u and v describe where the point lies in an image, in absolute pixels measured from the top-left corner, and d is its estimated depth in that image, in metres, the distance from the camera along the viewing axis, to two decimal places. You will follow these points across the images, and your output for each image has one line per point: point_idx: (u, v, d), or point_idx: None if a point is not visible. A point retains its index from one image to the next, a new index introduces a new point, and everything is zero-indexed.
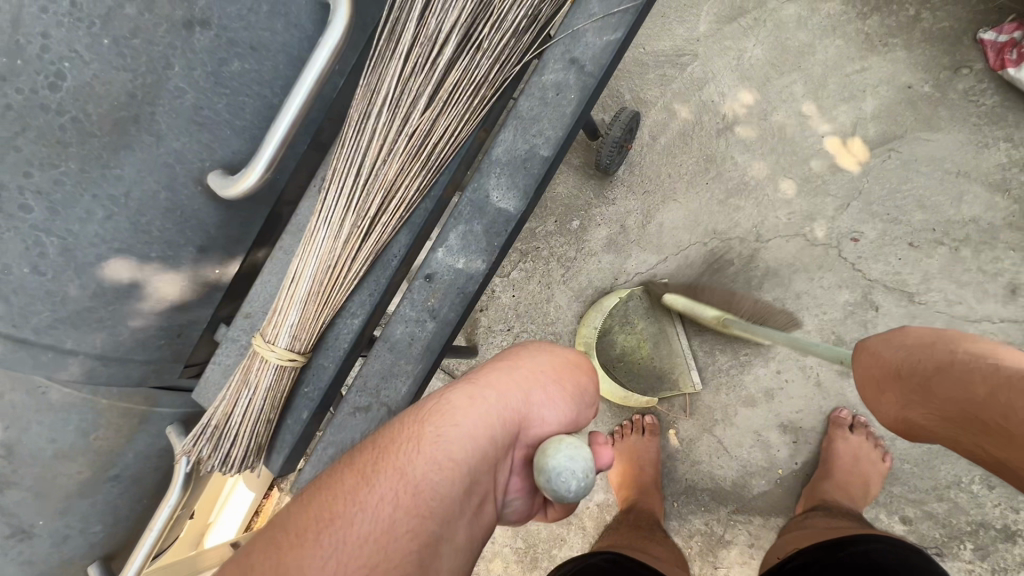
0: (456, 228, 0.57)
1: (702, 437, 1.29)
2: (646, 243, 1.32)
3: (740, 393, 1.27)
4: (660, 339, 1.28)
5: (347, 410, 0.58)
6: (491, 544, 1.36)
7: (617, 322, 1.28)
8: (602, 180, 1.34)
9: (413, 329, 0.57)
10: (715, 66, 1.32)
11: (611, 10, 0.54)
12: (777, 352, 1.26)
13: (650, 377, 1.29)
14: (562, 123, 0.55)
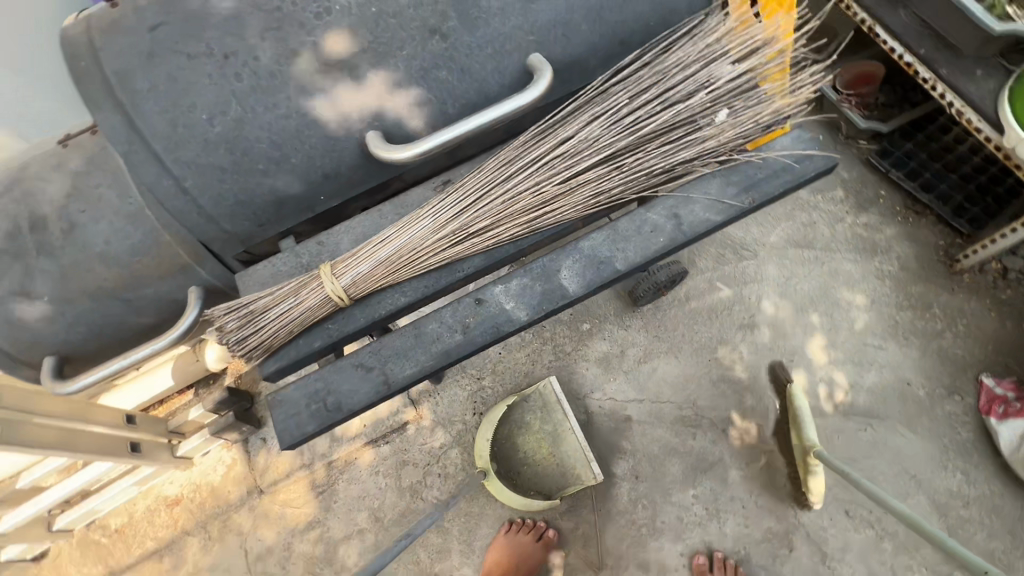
0: (520, 278, 0.67)
1: (583, 569, 1.34)
2: (633, 379, 1.44)
3: (641, 550, 1.33)
4: (557, 436, 1.38)
5: (354, 362, 0.65)
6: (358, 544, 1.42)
7: (513, 425, 1.40)
8: (626, 309, 1.48)
9: (443, 332, 0.65)
10: (762, 275, 1.51)
11: (724, 198, 0.67)
12: (688, 535, 1.32)
13: (557, 475, 1.36)
14: (643, 254, 0.66)
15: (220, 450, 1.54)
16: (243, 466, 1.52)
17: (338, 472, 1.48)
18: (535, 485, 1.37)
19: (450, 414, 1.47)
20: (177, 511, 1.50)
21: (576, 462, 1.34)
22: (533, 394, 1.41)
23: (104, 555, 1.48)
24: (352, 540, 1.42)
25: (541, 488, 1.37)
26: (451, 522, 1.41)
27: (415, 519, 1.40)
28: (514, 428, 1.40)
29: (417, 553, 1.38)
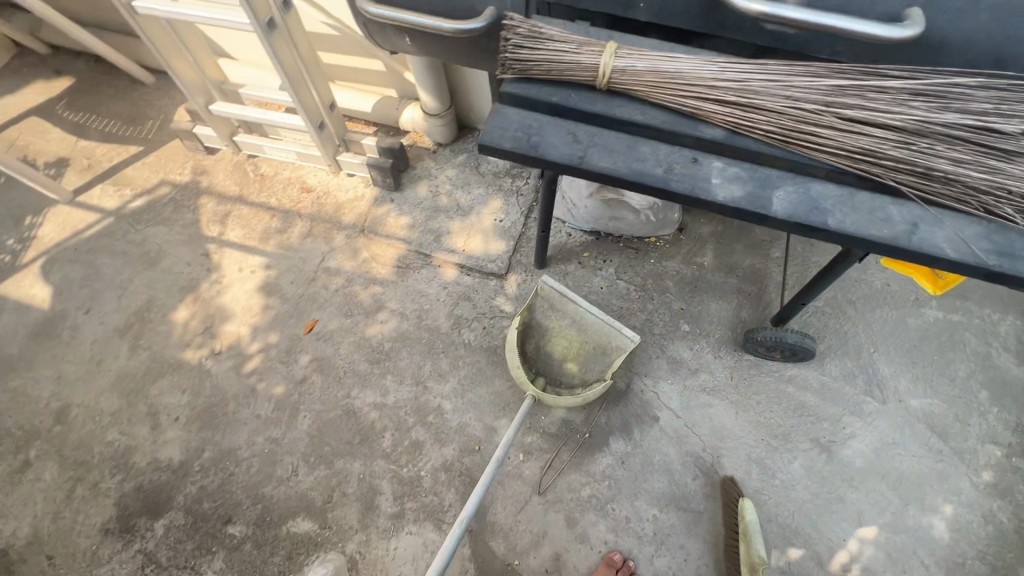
0: (736, 171, 0.95)
1: (538, 468, 1.55)
2: (684, 395, 1.61)
3: (593, 504, 1.50)
4: (579, 322, 1.55)
5: (594, 138, 0.98)
6: (418, 324, 1.74)
7: (539, 328, 1.62)
8: (729, 350, 1.66)
9: (646, 164, 0.95)
10: (871, 430, 1.55)
11: (926, 226, 0.90)
12: (635, 525, 1.48)
13: (597, 358, 1.56)
14: (842, 220, 0.90)
15: (359, 181, 1.99)
16: (365, 203, 1.95)
17: (455, 275, 1.81)
18: (589, 372, 1.58)
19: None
20: (304, 194, 1.98)
21: (609, 340, 1.49)
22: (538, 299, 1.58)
23: (261, 182, 2.02)
24: (424, 321, 1.74)
25: (590, 376, 1.58)
26: (489, 367, 1.67)
27: (471, 342, 1.71)
28: (542, 333, 1.62)
29: (459, 368, 1.68)
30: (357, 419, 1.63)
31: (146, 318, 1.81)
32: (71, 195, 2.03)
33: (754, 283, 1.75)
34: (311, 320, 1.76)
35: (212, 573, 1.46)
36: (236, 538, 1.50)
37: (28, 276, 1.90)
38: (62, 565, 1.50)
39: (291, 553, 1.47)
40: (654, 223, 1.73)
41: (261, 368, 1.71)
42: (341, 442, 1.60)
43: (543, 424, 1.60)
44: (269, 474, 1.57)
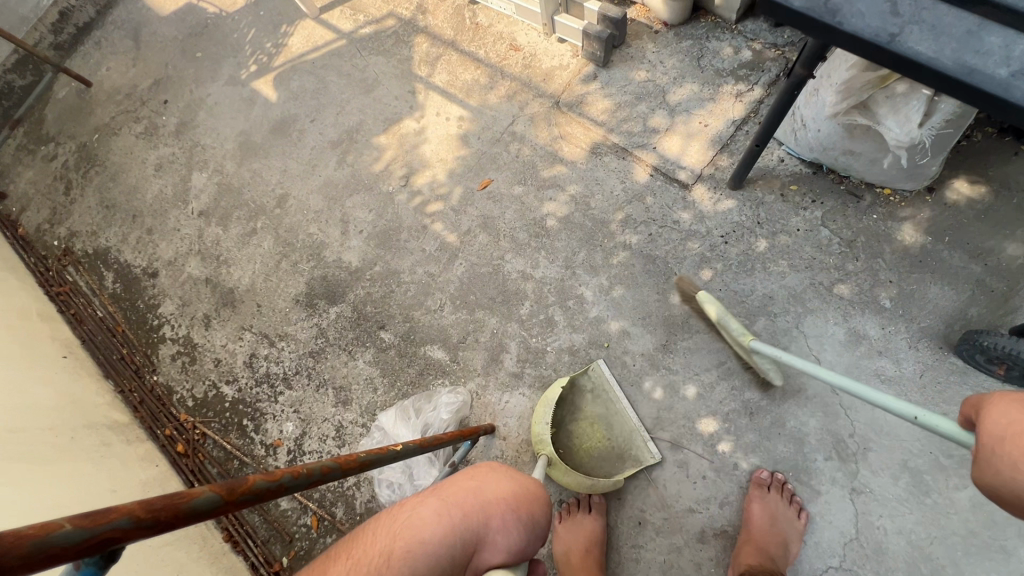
0: None
1: (659, 384, 1.52)
2: (851, 373, 1.42)
3: (704, 437, 1.46)
4: (610, 417, 1.53)
5: (917, 9, 0.77)
6: (584, 212, 1.71)
7: (568, 405, 1.56)
8: (931, 344, 1.39)
9: (985, 60, 0.74)
10: None
11: None
12: (739, 473, 1.42)
13: (610, 462, 1.50)
14: None
15: (568, 49, 1.90)
16: (568, 74, 1.87)
17: (636, 172, 1.71)
18: (594, 471, 1.50)
19: (724, 228, 1.59)
20: (511, 52, 1.95)
21: (629, 447, 1.49)
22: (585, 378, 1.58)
23: (475, 30, 2.02)
24: (592, 209, 1.71)
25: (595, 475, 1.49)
26: (641, 274, 1.61)
27: (632, 244, 1.64)
28: (567, 411, 1.56)
29: (610, 264, 1.65)
30: (503, 282, 1.72)
31: (355, 139, 2.02)
32: (317, 11, 2.24)
33: (1004, 279, 1.38)
34: (487, 179, 1.83)
35: (363, 361, 1.76)
36: (386, 342, 1.76)
37: (276, 78, 2.21)
38: (266, 314, 1.91)
39: (423, 370, 1.70)
40: (899, 170, 1.40)
41: (436, 210, 1.85)
42: (486, 297, 1.72)
43: (679, 346, 1.54)
44: (421, 302, 1.77)
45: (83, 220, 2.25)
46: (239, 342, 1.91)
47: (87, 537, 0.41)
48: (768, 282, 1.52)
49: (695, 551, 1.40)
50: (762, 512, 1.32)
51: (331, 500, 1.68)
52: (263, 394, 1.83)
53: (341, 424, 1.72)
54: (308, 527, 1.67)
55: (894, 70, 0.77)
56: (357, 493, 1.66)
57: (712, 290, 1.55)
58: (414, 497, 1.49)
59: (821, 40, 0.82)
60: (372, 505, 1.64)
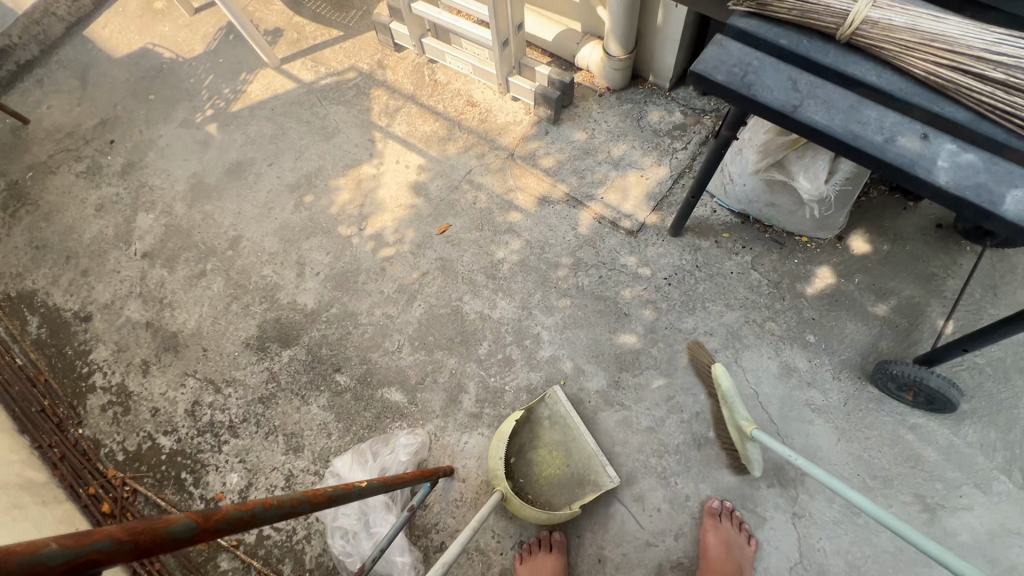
0: (969, 158, 0.85)
1: (613, 419, 1.58)
2: (785, 403, 1.54)
3: (657, 470, 1.52)
4: (568, 443, 1.56)
5: (810, 88, 0.94)
6: (539, 255, 1.80)
7: (527, 434, 1.59)
8: (851, 375, 1.54)
9: (866, 128, 0.90)
10: (993, 510, 1.37)
11: None
12: (692, 504, 1.48)
13: (571, 489, 1.51)
14: None
15: (521, 107, 2.05)
16: (521, 129, 2.01)
17: (586, 220, 1.83)
18: (555, 499, 1.51)
19: (667, 271, 1.73)
20: (468, 107, 2.08)
21: (587, 472, 1.51)
22: (542, 407, 1.61)
23: (434, 86, 2.15)
24: (546, 254, 1.80)
25: (556, 504, 1.50)
26: (593, 313, 1.70)
27: (584, 285, 1.74)
28: (527, 439, 1.58)
29: (564, 305, 1.73)
30: (461, 323, 1.75)
31: (313, 183, 2.05)
32: (278, 61, 2.31)
33: (905, 315, 1.57)
34: (445, 224, 1.90)
35: (317, 406, 1.71)
36: (342, 385, 1.73)
37: (233, 122, 2.22)
38: (212, 358, 1.84)
39: (380, 412, 1.68)
40: (813, 220, 1.59)
41: (394, 253, 1.89)
42: (444, 337, 1.74)
43: (630, 382, 1.61)
44: (378, 343, 1.77)
45: (6, 261, 2.10)
46: (181, 389, 1.81)
47: (69, 558, 0.41)
48: (708, 320, 1.65)
49: None
50: (718, 543, 1.36)
51: (277, 556, 1.57)
52: (205, 444, 1.73)
53: (291, 473, 1.65)
54: None
55: (797, 134, 0.92)
56: (307, 547, 1.57)
57: (659, 328, 1.66)
58: (369, 547, 1.43)
59: (738, 107, 0.96)
60: (323, 559, 1.55)
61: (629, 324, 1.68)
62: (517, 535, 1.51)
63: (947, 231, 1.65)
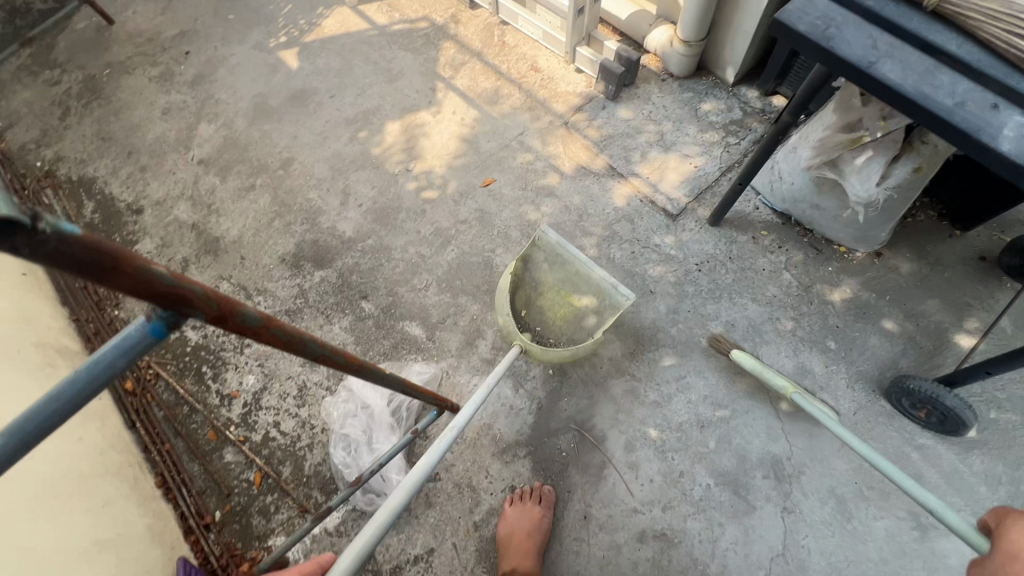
0: None
1: (621, 388, 1.61)
2: (794, 402, 1.55)
3: (656, 443, 1.54)
4: (573, 278, 1.60)
5: (889, 50, 0.96)
6: (576, 222, 1.83)
7: (530, 283, 1.65)
8: (866, 386, 1.54)
9: (937, 92, 0.92)
10: None
11: None
12: (685, 480, 1.50)
13: (587, 317, 1.61)
14: None
15: (583, 80, 2.08)
16: (579, 101, 2.04)
17: (628, 196, 1.85)
18: (576, 332, 1.63)
19: (699, 257, 1.74)
20: (531, 72, 2.12)
21: (597, 299, 1.57)
22: (537, 250, 1.60)
23: (500, 47, 2.19)
24: (583, 222, 1.83)
25: (577, 334, 1.62)
26: (619, 285, 1.73)
27: (615, 257, 1.77)
28: (530, 291, 1.65)
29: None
30: (489, 273, 1.80)
31: (369, 120, 2.11)
32: (356, 2, 2.38)
33: (931, 338, 1.56)
34: (490, 178, 1.94)
35: (340, 327, 1.78)
36: (366, 312, 1.79)
37: (302, 52, 2.30)
38: (248, 267, 1.91)
39: (398, 343, 1.73)
40: (855, 229, 1.59)
41: (436, 197, 1.94)
42: (471, 284, 1.79)
43: (644, 356, 1.64)
44: (407, 279, 1.82)
45: (73, 147, 2.21)
46: (215, 291, 1.90)
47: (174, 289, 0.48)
48: (731, 311, 1.66)
49: (633, 549, 1.45)
50: None
51: (278, 458, 1.64)
52: (229, 344, 1.81)
53: (304, 384, 1.72)
54: (249, 483, 1.63)
55: (868, 89, 0.95)
56: (307, 455, 1.63)
57: (681, 310, 1.68)
58: (368, 461, 1.49)
59: (815, 58, 0.99)
60: (321, 468, 1.61)
61: (652, 301, 1.70)
62: (509, 480, 1.55)
63: (989, 265, 1.63)
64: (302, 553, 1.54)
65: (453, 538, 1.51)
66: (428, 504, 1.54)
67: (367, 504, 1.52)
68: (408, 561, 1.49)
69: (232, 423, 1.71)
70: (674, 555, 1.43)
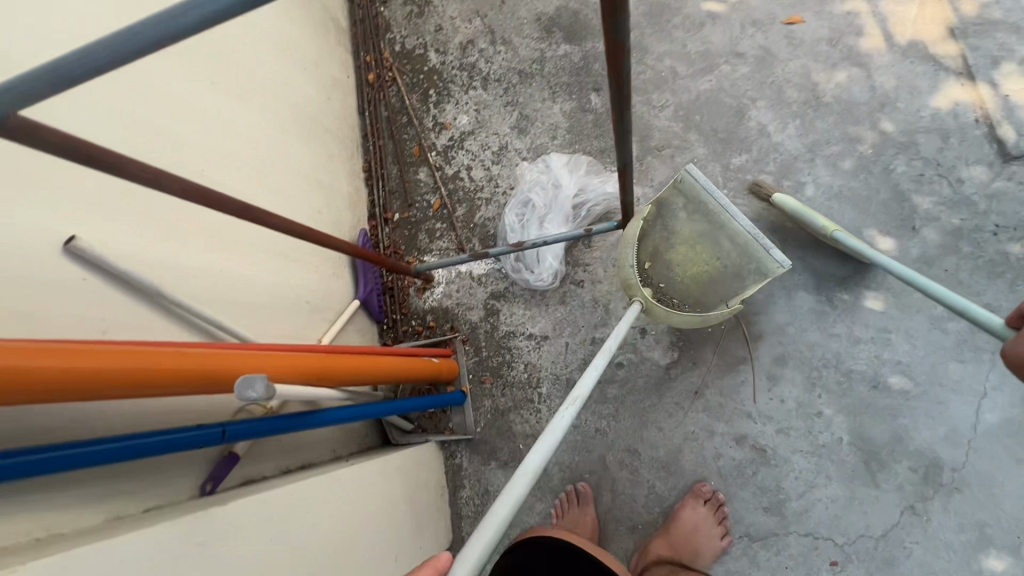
0: None
1: (808, 305, 1.42)
2: (1004, 424, 1.27)
3: (811, 373, 1.39)
4: (716, 232, 1.42)
5: None
6: (872, 110, 1.47)
7: (663, 232, 1.49)
8: None
9: None
10: None
11: None
12: (818, 421, 1.36)
13: (729, 278, 1.43)
14: None
15: None
16: None
17: (962, 107, 1.42)
18: (709, 295, 1.46)
19: (1003, 220, 1.35)
20: None
21: (747, 257, 1.38)
22: (674, 196, 1.43)
23: None
24: (882, 113, 1.46)
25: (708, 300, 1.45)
26: (878, 203, 1.42)
27: (893, 170, 1.42)
28: (662, 241, 1.49)
29: (853, 176, 1.45)
30: (736, 122, 1.55)
31: None
32: None
33: None
34: (800, 15, 1.55)
35: (560, 108, 1.73)
36: (591, 105, 1.70)
37: None
38: (504, 14, 1.87)
39: (607, 148, 1.65)
40: None
41: (725, 10, 1.63)
42: (711, 125, 1.57)
43: (856, 288, 1.40)
44: (646, 90, 1.65)
45: None
46: (467, 23, 1.90)
47: None
48: (1001, 296, 1.31)
49: (724, 443, 1.41)
50: (692, 518, 1.33)
51: (458, 197, 1.77)
52: (459, 79, 1.86)
53: (506, 146, 1.76)
54: (428, 205, 1.80)
55: None
56: (482, 207, 1.73)
57: (935, 265, 1.36)
58: (532, 234, 1.53)
59: None
60: (488, 223, 1.72)
61: (906, 238, 1.39)
62: (643, 322, 1.53)
63: None
64: (444, 280, 1.73)
65: (568, 339, 1.58)
66: (562, 301, 1.60)
67: (513, 271, 1.61)
68: (522, 333, 1.62)
69: (434, 149, 1.84)
70: (762, 471, 1.37)
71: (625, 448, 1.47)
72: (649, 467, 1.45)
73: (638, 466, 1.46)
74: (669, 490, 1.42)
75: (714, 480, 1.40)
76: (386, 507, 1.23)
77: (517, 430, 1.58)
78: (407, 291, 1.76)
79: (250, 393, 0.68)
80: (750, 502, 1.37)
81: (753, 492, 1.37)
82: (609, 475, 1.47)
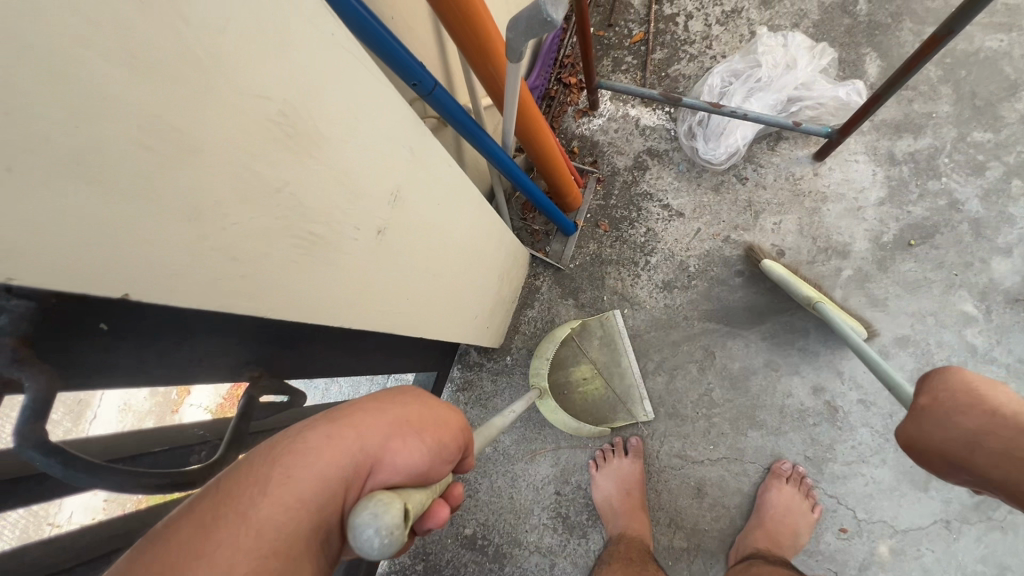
0: None
1: (962, 305, 1.34)
2: None
3: (926, 366, 1.33)
4: (611, 368, 1.48)
5: None
6: None
7: (573, 347, 1.49)
8: None
9: None
10: None
11: None
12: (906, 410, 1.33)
13: (602, 411, 1.47)
14: None
15: None
16: None
17: None
18: (583, 415, 1.46)
19: None
20: None
21: (623, 400, 1.46)
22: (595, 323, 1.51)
23: None
24: None
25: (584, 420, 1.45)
26: None
27: None
28: (570, 353, 1.48)
29: None
30: (1002, 96, 1.40)
31: None
32: None
33: None
34: None
35: None
36: (855, 8, 1.51)
37: None
38: None
39: (846, 60, 1.48)
40: None
41: None
42: (971, 88, 1.41)
43: (1021, 313, 1.32)
44: (924, 21, 1.47)
45: None
46: None
47: None
48: None
49: (803, 386, 1.38)
50: (778, 502, 1.31)
51: (663, 40, 1.62)
52: None
53: (740, 10, 1.58)
54: (628, 34, 1.65)
55: None
56: (683, 62, 1.60)
57: None
58: (733, 103, 1.44)
59: None
60: (680, 81, 1.59)
61: None
62: (785, 245, 1.45)
63: None
64: (607, 115, 1.63)
65: (702, 226, 1.51)
66: (716, 189, 1.52)
67: (685, 134, 1.53)
68: (658, 200, 1.55)
69: None
70: (825, 428, 1.36)
71: (703, 346, 1.45)
72: (717, 373, 1.43)
73: (707, 366, 1.44)
74: (725, 400, 1.42)
75: (773, 412, 1.39)
76: (487, 268, 1.23)
77: (607, 283, 1.54)
78: (565, 108, 1.67)
79: (550, 13, 0.63)
80: (796, 445, 1.37)
81: (804, 439, 1.37)
82: (676, 360, 1.46)
